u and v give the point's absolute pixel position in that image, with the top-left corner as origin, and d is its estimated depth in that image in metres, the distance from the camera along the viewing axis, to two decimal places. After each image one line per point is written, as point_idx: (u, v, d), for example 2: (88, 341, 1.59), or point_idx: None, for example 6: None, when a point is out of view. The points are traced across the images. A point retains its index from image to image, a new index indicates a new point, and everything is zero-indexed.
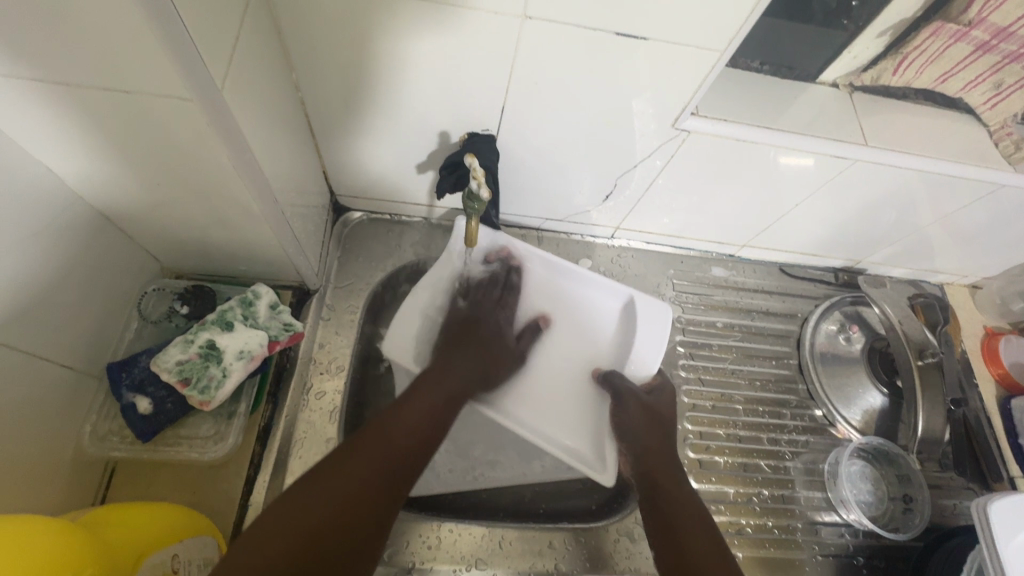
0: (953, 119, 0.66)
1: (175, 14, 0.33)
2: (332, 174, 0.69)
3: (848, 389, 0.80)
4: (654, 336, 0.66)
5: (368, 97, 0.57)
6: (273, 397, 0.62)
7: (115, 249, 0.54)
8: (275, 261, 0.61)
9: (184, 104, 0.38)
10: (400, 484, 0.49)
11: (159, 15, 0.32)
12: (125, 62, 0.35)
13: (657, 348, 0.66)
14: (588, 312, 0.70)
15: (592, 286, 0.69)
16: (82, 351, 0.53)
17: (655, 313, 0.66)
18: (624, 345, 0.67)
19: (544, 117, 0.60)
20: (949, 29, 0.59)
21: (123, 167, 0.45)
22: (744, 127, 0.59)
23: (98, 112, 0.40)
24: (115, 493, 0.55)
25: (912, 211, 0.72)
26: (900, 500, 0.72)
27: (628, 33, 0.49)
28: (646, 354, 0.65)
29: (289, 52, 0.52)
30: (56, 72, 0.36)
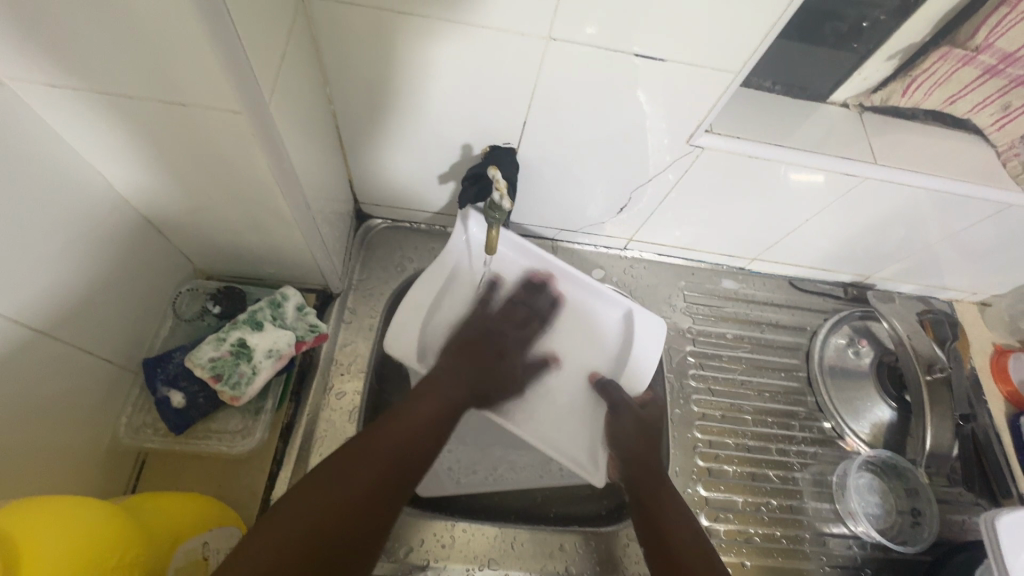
0: (960, 140, 0.68)
1: (233, 33, 0.36)
2: (357, 182, 0.72)
3: (857, 402, 0.81)
4: (649, 348, 0.71)
5: (396, 110, 0.60)
6: (296, 395, 0.64)
7: (154, 249, 0.57)
8: (303, 264, 0.64)
9: (233, 116, 0.41)
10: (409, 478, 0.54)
11: (220, 35, 0.35)
12: (185, 78, 0.38)
13: (650, 361, 0.71)
14: (591, 319, 0.74)
15: (598, 297, 0.73)
16: (121, 346, 0.55)
17: (651, 327, 0.71)
18: (621, 353, 0.73)
19: (563, 133, 0.62)
20: (957, 54, 0.61)
21: (170, 173, 0.48)
22: (757, 144, 0.61)
23: (152, 122, 0.43)
24: (146, 483, 0.57)
25: (922, 228, 0.73)
26: (909, 513, 0.73)
27: (646, 54, 0.51)
28: (645, 366, 0.71)
29: (324, 67, 0.55)
30: (118, 84, 0.39)
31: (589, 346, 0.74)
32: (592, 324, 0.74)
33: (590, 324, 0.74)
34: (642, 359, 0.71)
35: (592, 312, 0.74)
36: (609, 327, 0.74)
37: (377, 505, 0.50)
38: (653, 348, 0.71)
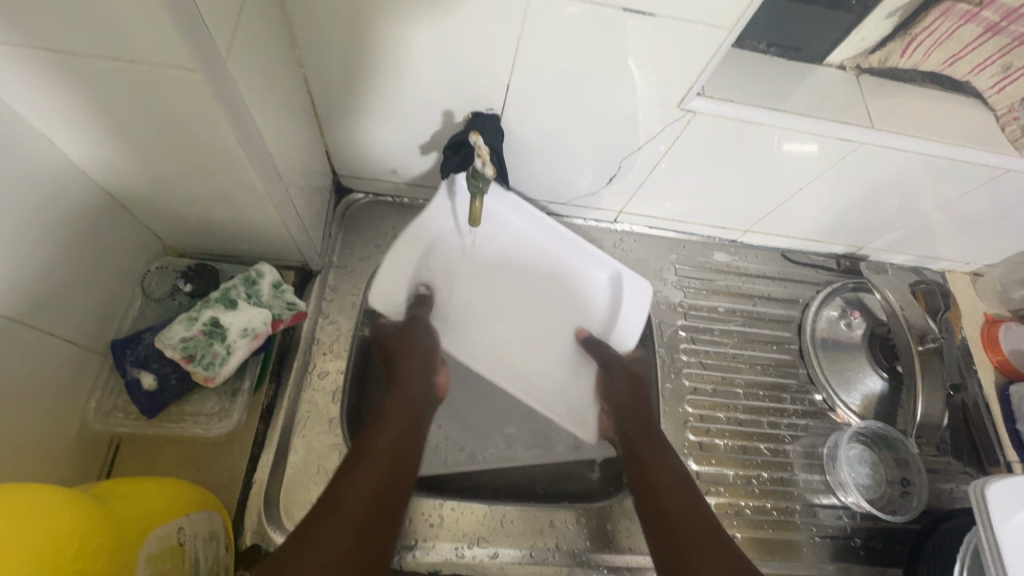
0: (959, 103, 0.66)
1: None
2: (335, 154, 0.69)
3: (848, 373, 0.80)
4: (636, 312, 0.70)
5: (372, 74, 0.57)
6: (277, 375, 0.63)
7: (118, 225, 0.54)
8: (279, 240, 0.61)
9: (189, 76, 0.38)
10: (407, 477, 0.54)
11: None
12: (130, 31, 0.35)
13: (638, 325, 0.70)
14: (577, 281, 0.73)
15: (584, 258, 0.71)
16: (86, 328, 0.52)
17: (640, 292, 0.70)
18: (611, 315, 0.72)
19: (549, 99, 0.59)
20: (959, 9, 0.58)
21: (127, 141, 0.45)
22: (750, 108, 0.59)
23: (102, 83, 0.39)
24: (120, 468, 0.55)
25: (917, 197, 0.72)
26: (898, 483, 0.73)
27: (635, 10, 0.48)
28: (631, 329, 0.70)
29: (291, 27, 0.51)
30: (58, 40, 0.36)
31: (576, 307, 0.73)
32: (580, 284, 0.73)
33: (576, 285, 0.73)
34: (631, 321, 0.70)
35: (579, 272, 0.72)
36: (596, 287, 0.73)
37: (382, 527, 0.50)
38: (641, 313, 0.70)
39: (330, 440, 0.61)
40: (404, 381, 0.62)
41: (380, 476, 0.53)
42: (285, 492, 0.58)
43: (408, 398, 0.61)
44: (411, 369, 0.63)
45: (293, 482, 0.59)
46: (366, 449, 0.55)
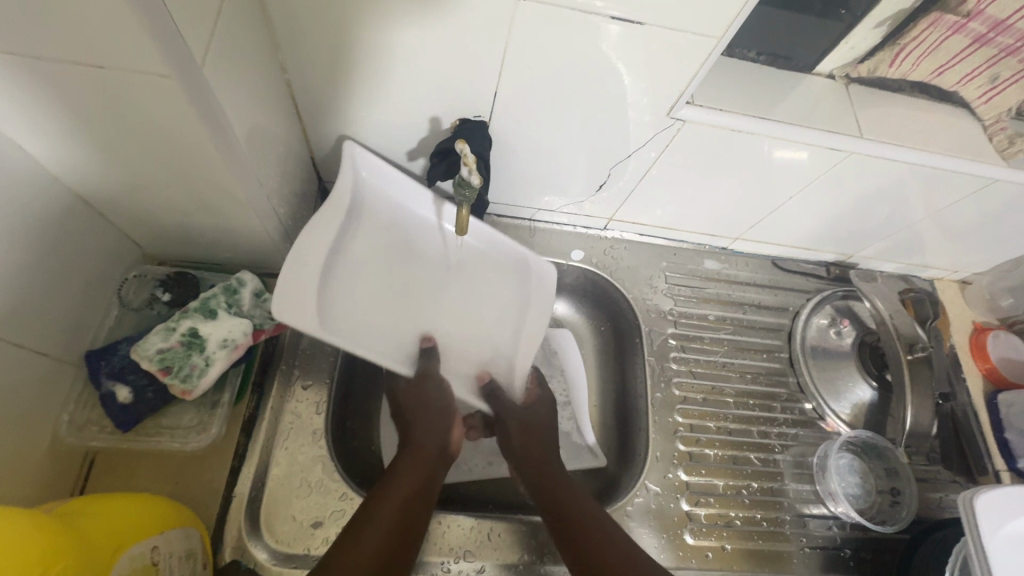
0: (947, 114, 0.66)
1: None
2: (320, 160, 0.68)
3: (838, 382, 0.80)
4: (545, 292, 0.69)
5: (356, 79, 0.56)
6: (259, 386, 0.61)
7: (93, 233, 0.53)
8: (261, 247, 0.60)
9: (163, 81, 0.37)
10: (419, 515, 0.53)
11: None
12: (99, 35, 0.33)
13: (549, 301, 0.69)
14: (485, 267, 0.70)
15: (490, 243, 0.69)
16: (59, 339, 0.51)
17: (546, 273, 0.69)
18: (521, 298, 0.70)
19: (537, 105, 0.59)
20: (948, 20, 0.58)
21: (99, 146, 0.44)
22: (740, 117, 0.59)
23: (72, 87, 0.38)
24: (95, 483, 0.54)
25: (905, 205, 0.72)
26: (888, 493, 0.73)
27: (624, 17, 0.48)
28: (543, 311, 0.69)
29: (274, 31, 0.50)
30: (24, 43, 0.34)
31: (487, 297, 0.69)
32: (490, 270, 0.70)
33: (484, 273, 0.70)
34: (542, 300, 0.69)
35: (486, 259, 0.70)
36: (503, 272, 0.70)
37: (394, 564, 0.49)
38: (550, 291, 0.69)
39: (314, 452, 0.60)
40: (416, 441, 0.59)
41: (393, 517, 0.51)
42: (268, 506, 0.57)
43: (424, 458, 0.58)
44: (422, 428, 0.60)
45: (275, 496, 0.58)
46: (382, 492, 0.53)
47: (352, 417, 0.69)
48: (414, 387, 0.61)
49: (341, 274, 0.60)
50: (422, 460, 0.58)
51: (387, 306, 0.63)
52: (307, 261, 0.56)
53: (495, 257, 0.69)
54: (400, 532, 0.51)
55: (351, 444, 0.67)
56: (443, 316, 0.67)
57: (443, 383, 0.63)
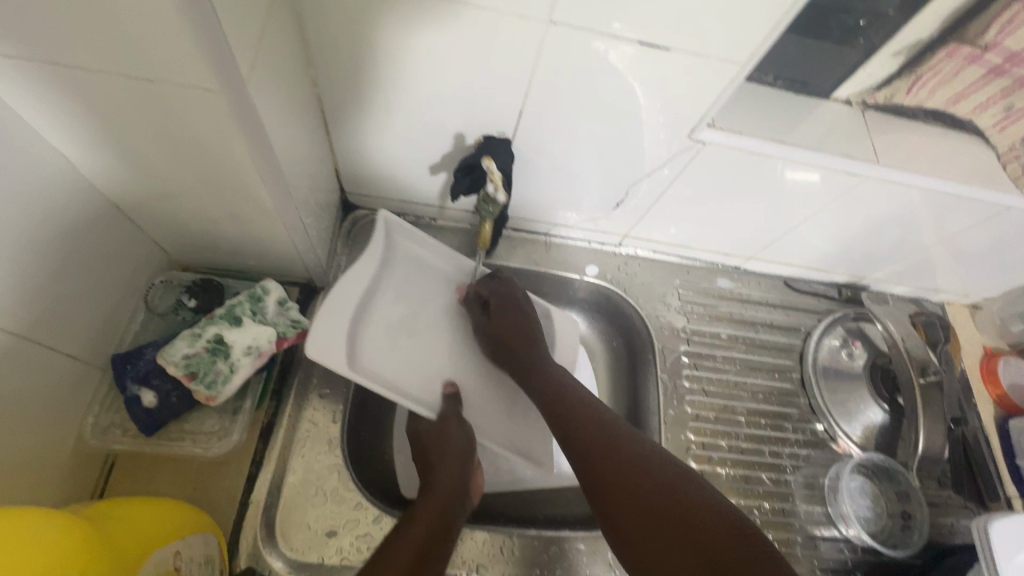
0: (961, 141, 0.67)
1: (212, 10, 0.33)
2: (344, 172, 0.69)
3: (850, 403, 0.81)
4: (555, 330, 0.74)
5: (382, 94, 0.57)
6: (277, 394, 0.62)
7: (122, 238, 0.54)
8: (285, 255, 0.61)
9: (209, 97, 0.38)
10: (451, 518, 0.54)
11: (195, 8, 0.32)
12: (150, 51, 0.35)
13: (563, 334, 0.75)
14: None
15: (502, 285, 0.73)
16: (87, 342, 0.52)
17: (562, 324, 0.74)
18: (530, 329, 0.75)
19: (558, 124, 0.60)
20: (964, 50, 0.60)
21: (138, 153, 0.45)
22: (758, 140, 0.60)
23: (118, 99, 0.39)
24: (113, 487, 0.54)
25: (916, 230, 0.73)
26: (899, 517, 0.73)
27: (651, 43, 0.50)
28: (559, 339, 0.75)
29: (308, 46, 0.52)
30: (78, 58, 0.36)
31: None
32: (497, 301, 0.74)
33: None
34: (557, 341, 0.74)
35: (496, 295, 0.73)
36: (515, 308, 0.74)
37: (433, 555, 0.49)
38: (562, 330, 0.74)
39: (330, 460, 0.61)
40: (433, 487, 0.56)
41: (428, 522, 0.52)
42: (283, 514, 0.57)
43: (440, 501, 0.55)
44: (441, 471, 0.58)
45: (290, 504, 0.58)
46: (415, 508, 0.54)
47: (366, 426, 0.69)
48: (436, 429, 0.61)
49: (375, 317, 0.63)
50: (439, 503, 0.54)
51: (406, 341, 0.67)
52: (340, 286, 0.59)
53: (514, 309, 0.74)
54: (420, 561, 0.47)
55: (364, 453, 0.67)
56: (455, 346, 0.70)
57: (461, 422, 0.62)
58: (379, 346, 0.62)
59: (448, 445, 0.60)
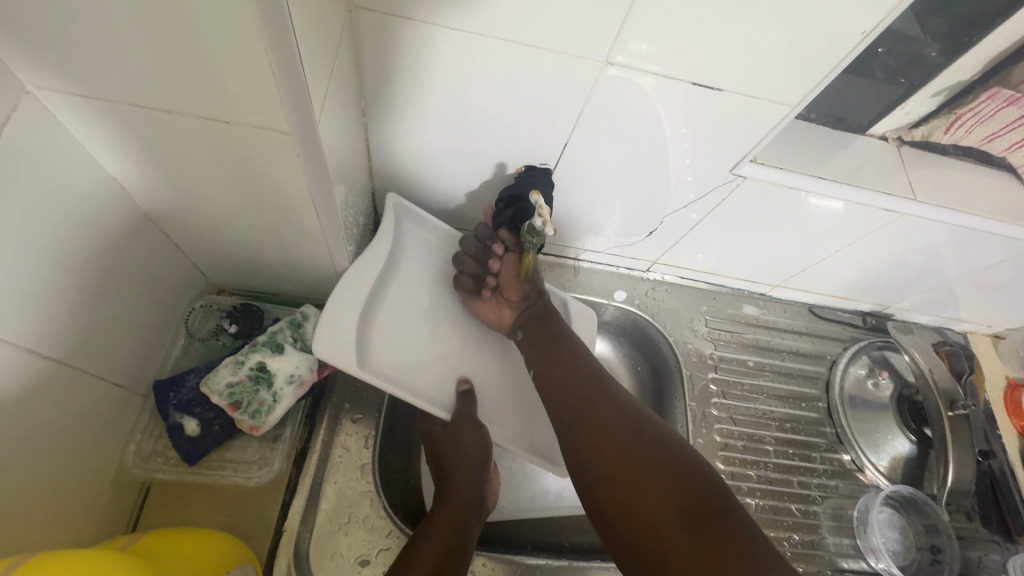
0: (994, 178, 0.67)
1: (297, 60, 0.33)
2: (380, 197, 0.69)
3: (877, 434, 0.80)
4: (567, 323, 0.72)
5: (427, 123, 0.57)
6: (311, 418, 0.62)
7: (167, 264, 0.54)
8: (325, 281, 0.61)
9: (281, 138, 0.39)
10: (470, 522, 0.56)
11: (282, 59, 0.33)
12: (228, 95, 0.35)
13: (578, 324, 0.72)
14: None
15: None
16: (130, 369, 0.52)
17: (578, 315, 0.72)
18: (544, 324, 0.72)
19: (601, 153, 0.60)
20: (1005, 94, 0.60)
21: (196, 185, 0.45)
22: (797, 175, 0.61)
23: (187, 137, 0.40)
24: (149, 515, 0.53)
25: (946, 263, 0.73)
26: (928, 550, 0.72)
27: (703, 83, 0.51)
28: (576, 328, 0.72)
29: (361, 78, 0.52)
30: (156, 99, 0.37)
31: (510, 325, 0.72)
32: None
33: None
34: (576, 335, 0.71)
35: None
36: None
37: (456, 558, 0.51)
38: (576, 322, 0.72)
39: (362, 487, 0.60)
40: (450, 496, 0.57)
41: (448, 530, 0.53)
42: (316, 543, 0.56)
43: (457, 510, 0.56)
44: (458, 478, 0.58)
45: (324, 533, 0.57)
46: (432, 520, 0.55)
47: (396, 451, 0.68)
48: (448, 435, 0.61)
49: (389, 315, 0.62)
50: (455, 512, 0.56)
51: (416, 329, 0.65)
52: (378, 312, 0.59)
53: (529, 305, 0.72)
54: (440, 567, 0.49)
55: (395, 479, 0.66)
56: (478, 358, 0.67)
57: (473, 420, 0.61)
58: (392, 342, 0.61)
59: (461, 449, 0.60)
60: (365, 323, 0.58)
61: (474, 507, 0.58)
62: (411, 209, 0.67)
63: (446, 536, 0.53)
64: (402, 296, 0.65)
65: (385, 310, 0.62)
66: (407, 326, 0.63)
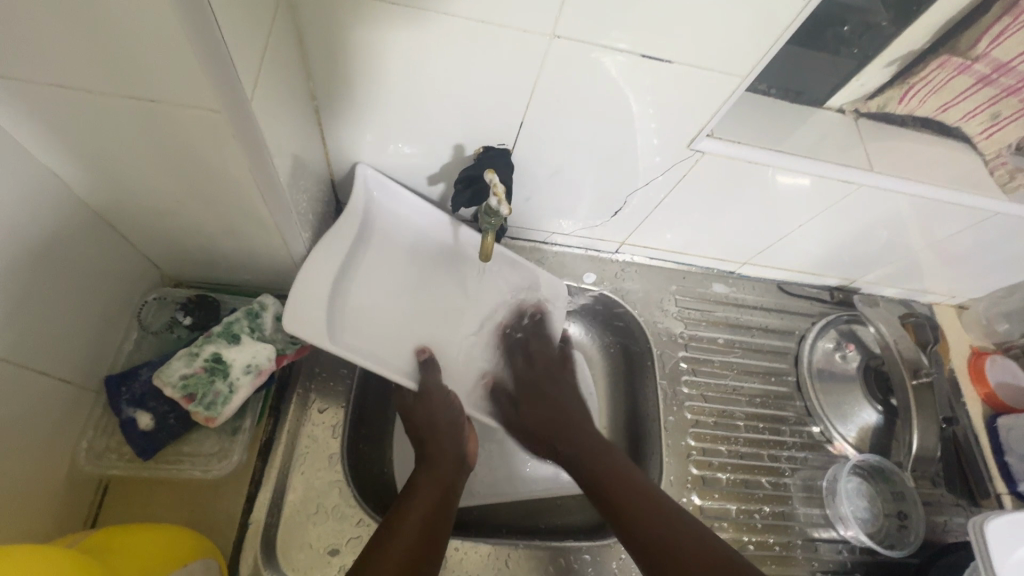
0: (949, 148, 0.68)
1: (222, 42, 0.33)
2: (339, 183, 0.68)
3: (845, 406, 0.82)
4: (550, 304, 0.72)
5: (378, 105, 0.56)
6: (276, 410, 0.61)
7: (115, 255, 0.52)
8: (282, 270, 0.60)
9: (212, 117, 0.37)
10: (452, 487, 0.58)
11: (205, 34, 0.32)
12: (155, 71, 0.34)
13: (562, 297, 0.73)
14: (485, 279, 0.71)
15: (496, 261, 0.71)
16: (79, 364, 0.50)
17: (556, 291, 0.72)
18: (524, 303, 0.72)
19: (559, 130, 0.59)
20: (955, 61, 0.61)
21: (134, 173, 0.44)
22: (756, 150, 0.61)
23: (116, 118, 0.38)
24: (108, 512, 0.52)
25: (907, 234, 0.74)
26: (895, 517, 0.74)
27: (653, 56, 0.50)
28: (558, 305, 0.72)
29: (308, 59, 0.51)
30: (75, 77, 0.35)
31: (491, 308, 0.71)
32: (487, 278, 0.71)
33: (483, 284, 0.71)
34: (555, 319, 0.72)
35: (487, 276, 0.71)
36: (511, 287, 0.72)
37: (438, 516, 0.53)
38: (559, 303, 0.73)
39: (330, 477, 0.60)
40: (433, 459, 0.59)
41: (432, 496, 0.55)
42: (283, 535, 0.56)
43: (439, 475, 0.58)
44: (441, 445, 0.60)
45: (292, 522, 0.57)
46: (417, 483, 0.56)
47: (366, 439, 0.68)
48: (422, 405, 0.61)
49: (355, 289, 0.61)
50: (441, 476, 0.58)
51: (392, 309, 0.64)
52: (336, 302, 0.58)
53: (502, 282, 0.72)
54: (425, 533, 0.51)
55: (365, 468, 0.66)
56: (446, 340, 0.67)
57: (444, 391, 0.62)
58: (357, 318, 0.60)
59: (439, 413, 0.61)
60: (333, 311, 0.57)
61: (456, 468, 0.60)
62: (384, 184, 0.65)
63: (430, 499, 0.54)
64: (373, 270, 0.64)
65: (354, 284, 0.61)
66: (379, 301, 0.63)
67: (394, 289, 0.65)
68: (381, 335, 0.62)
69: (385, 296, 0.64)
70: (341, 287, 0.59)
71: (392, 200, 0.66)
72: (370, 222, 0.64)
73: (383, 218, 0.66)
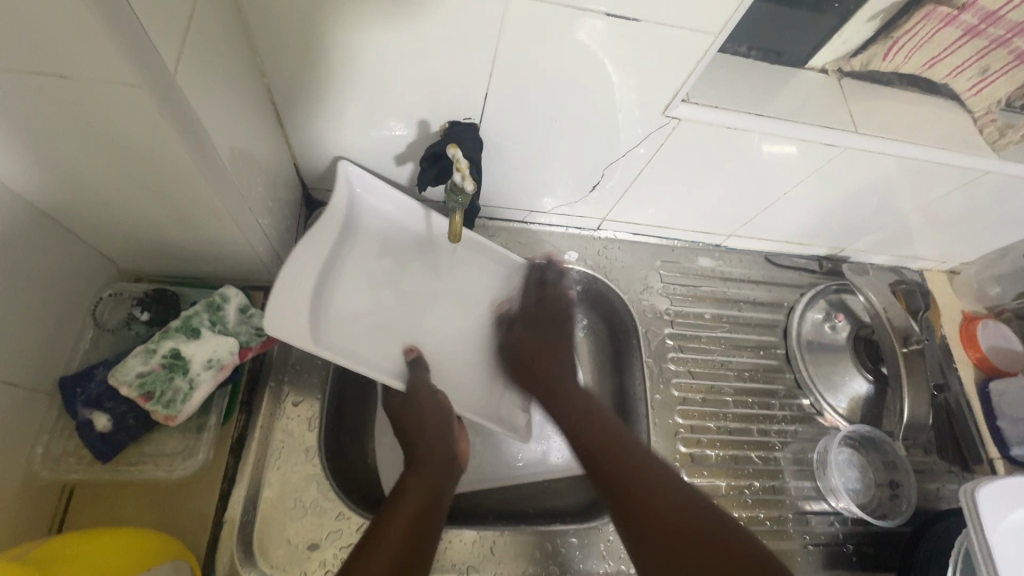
0: (937, 105, 0.66)
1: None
2: (304, 167, 0.65)
3: (834, 376, 0.81)
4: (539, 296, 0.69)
5: (333, 81, 0.53)
6: (248, 405, 0.58)
7: (64, 251, 0.50)
8: (243, 259, 0.57)
9: (133, 92, 0.35)
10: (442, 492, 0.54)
11: None
12: (60, 41, 0.31)
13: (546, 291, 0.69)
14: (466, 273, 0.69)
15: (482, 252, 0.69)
16: (30, 367, 0.48)
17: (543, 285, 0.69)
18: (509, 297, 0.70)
19: (527, 102, 0.56)
20: (941, 12, 0.58)
21: (67, 161, 0.41)
22: (734, 114, 0.58)
23: (37, 102, 0.36)
24: (73, 517, 0.51)
25: (893, 199, 0.72)
26: (887, 486, 0.73)
27: (617, 15, 0.47)
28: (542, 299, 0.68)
29: (251, 34, 0.48)
30: None
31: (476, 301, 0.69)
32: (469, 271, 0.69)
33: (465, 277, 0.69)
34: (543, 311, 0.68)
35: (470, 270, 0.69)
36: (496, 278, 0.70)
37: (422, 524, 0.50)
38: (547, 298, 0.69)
39: (307, 470, 0.58)
40: (419, 461, 0.56)
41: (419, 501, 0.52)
42: (260, 532, 0.54)
43: (426, 476, 0.55)
44: (425, 444, 0.57)
45: (268, 518, 0.55)
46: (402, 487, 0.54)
47: (347, 429, 0.66)
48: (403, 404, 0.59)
49: (341, 281, 0.60)
50: (429, 477, 0.55)
51: (379, 312, 0.62)
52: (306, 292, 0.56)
53: (478, 265, 0.69)
54: (410, 545, 0.47)
55: (346, 460, 0.64)
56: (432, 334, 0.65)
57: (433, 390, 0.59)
58: (345, 322, 0.58)
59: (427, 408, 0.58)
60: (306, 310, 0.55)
61: (449, 469, 0.57)
62: (364, 177, 0.62)
63: (415, 503, 0.51)
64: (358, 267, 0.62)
65: (336, 285, 0.59)
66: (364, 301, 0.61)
67: (377, 286, 0.63)
68: (369, 329, 0.60)
69: (370, 295, 0.62)
70: (326, 286, 0.58)
71: (371, 194, 0.64)
72: (350, 220, 0.62)
73: (364, 214, 0.64)
